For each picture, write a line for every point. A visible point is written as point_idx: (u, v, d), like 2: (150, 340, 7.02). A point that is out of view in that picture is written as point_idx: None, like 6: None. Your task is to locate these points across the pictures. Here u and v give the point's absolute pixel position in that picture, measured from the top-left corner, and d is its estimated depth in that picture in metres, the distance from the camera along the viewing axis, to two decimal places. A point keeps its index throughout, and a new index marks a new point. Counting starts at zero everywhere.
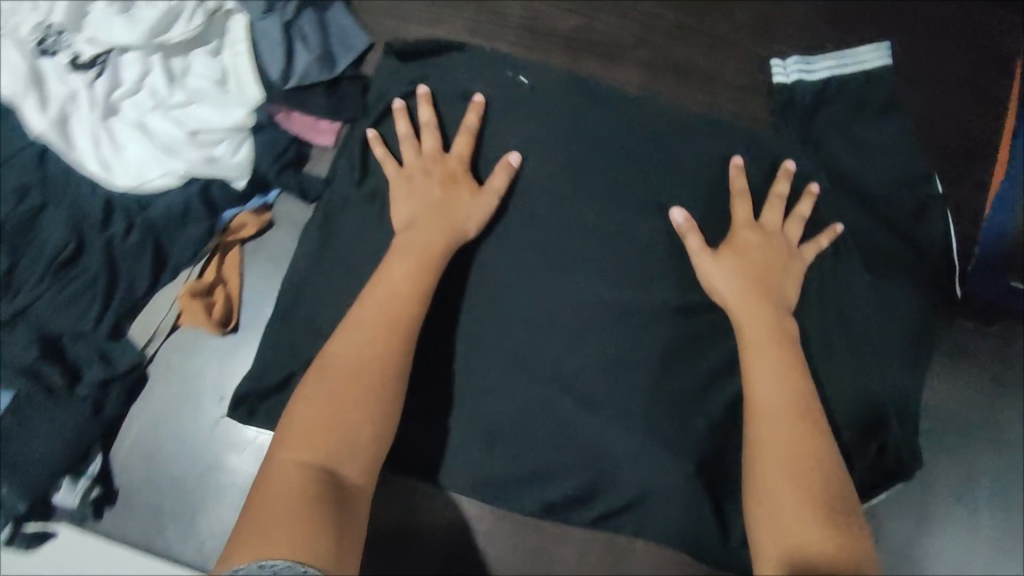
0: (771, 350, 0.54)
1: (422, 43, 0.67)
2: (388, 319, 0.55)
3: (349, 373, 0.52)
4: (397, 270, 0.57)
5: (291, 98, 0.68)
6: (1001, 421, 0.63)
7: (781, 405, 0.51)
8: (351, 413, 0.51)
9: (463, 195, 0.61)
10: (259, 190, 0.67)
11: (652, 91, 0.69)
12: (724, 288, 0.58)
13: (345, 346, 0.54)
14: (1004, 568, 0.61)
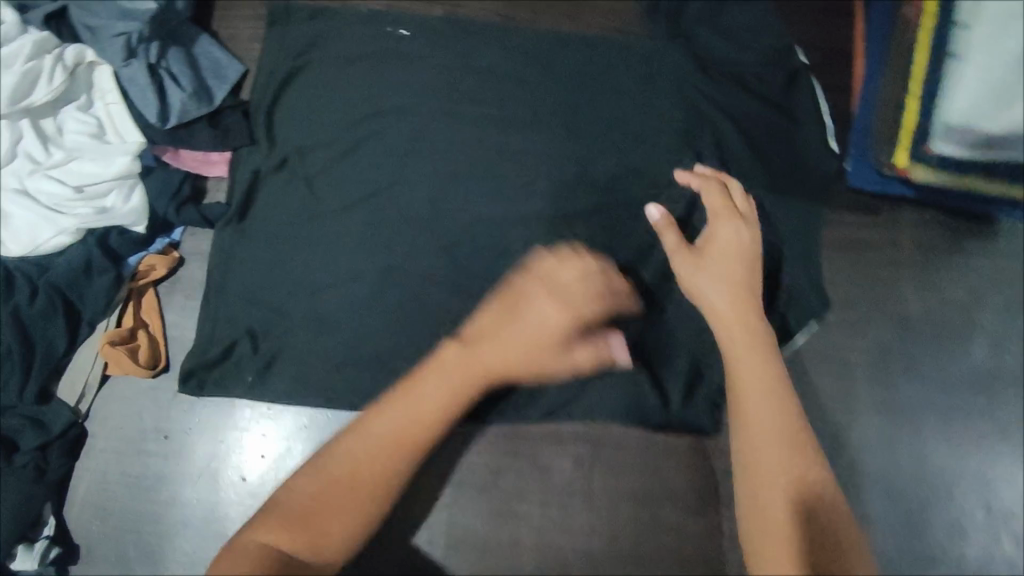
0: (754, 354, 0.55)
1: (305, 37, 0.74)
2: (418, 435, 0.52)
3: (361, 472, 0.51)
4: (428, 390, 0.54)
5: (175, 136, 0.68)
6: (901, 247, 0.69)
7: (765, 386, 0.53)
8: (357, 484, 0.50)
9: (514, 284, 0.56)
10: (162, 230, 0.67)
11: (527, 39, 0.74)
12: (708, 293, 0.60)
13: (371, 455, 0.51)
14: (943, 379, 0.66)
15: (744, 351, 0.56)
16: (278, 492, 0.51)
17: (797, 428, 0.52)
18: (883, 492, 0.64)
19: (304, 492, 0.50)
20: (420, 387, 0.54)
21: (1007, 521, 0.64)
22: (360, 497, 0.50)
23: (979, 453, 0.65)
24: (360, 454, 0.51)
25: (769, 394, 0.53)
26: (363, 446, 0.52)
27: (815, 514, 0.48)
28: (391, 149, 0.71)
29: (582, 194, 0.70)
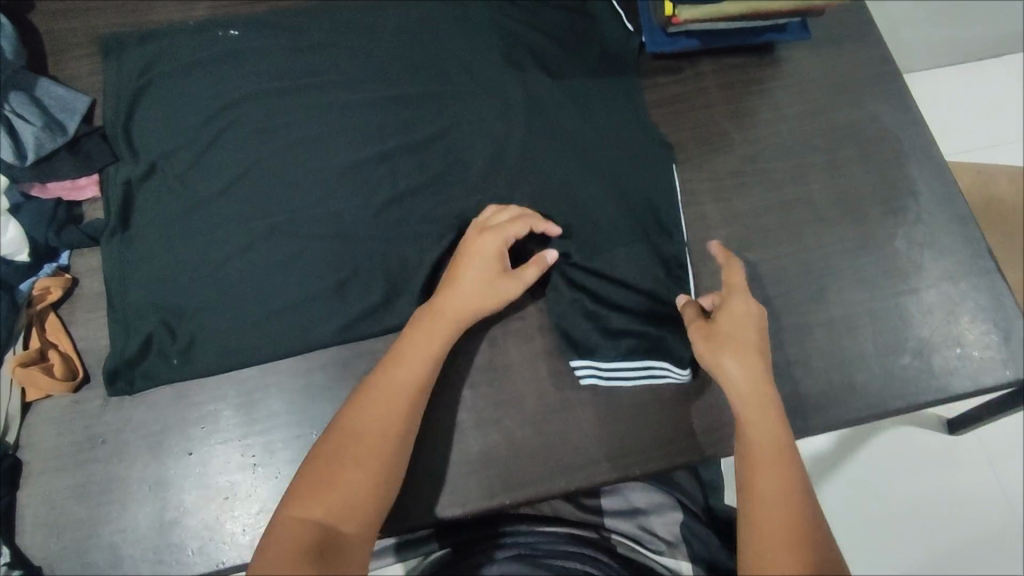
0: (769, 440, 0.60)
1: (140, 57, 0.78)
2: (402, 388, 0.61)
3: (364, 444, 0.58)
4: (413, 357, 0.63)
5: (39, 171, 0.71)
6: (706, 94, 0.82)
7: (768, 424, 0.61)
8: (368, 460, 0.57)
9: (481, 272, 0.66)
10: (47, 257, 0.70)
11: (348, 9, 0.82)
12: (734, 373, 0.63)
13: (376, 410, 0.60)
14: (773, 184, 0.78)
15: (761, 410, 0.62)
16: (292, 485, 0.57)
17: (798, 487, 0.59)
18: (753, 284, 0.74)
19: (321, 468, 0.57)
20: (411, 347, 0.63)
21: (861, 276, 0.74)
22: (373, 458, 0.57)
23: (819, 231, 0.76)
24: (363, 414, 0.59)
25: (776, 445, 0.60)
26: (366, 407, 0.60)
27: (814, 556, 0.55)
28: (250, 128, 0.76)
29: (432, 123, 0.78)
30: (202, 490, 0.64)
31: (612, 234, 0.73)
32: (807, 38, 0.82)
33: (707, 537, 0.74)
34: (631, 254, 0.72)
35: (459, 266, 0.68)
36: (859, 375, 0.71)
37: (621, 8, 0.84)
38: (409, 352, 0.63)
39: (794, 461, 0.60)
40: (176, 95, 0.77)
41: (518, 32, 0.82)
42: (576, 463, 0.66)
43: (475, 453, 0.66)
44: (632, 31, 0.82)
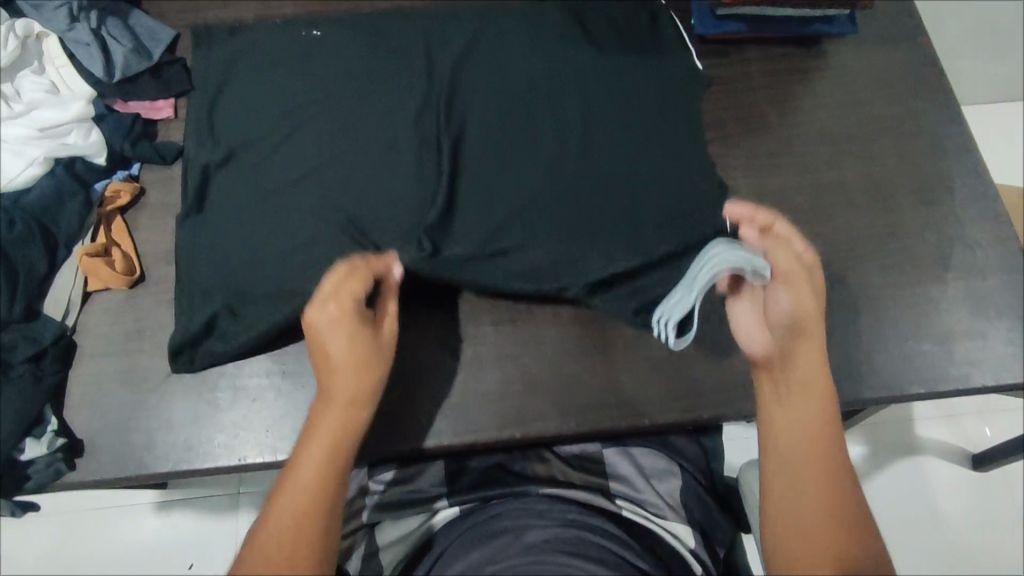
0: (807, 403, 0.61)
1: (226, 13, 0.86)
2: (320, 466, 0.58)
3: (296, 532, 0.56)
4: (315, 440, 0.60)
5: (124, 90, 0.78)
6: (749, 80, 0.85)
7: (813, 412, 0.60)
8: (302, 551, 0.55)
9: (351, 338, 0.62)
10: (120, 164, 0.76)
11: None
12: (800, 338, 0.63)
13: (292, 508, 0.57)
14: (808, 170, 0.80)
15: (803, 387, 0.61)
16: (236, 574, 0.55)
17: (832, 453, 0.59)
18: None
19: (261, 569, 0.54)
20: (315, 429, 0.60)
21: (887, 263, 0.75)
22: (306, 547, 0.56)
23: (849, 217, 0.77)
24: (277, 519, 0.56)
25: (815, 407, 0.61)
26: (281, 511, 0.57)
27: (841, 522, 0.55)
28: (316, 73, 0.82)
29: (483, 83, 0.82)
30: (234, 390, 0.68)
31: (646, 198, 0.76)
32: (852, 31, 0.85)
33: (704, 497, 0.73)
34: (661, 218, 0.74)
35: (321, 349, 0.62)
36: (877, 357, 0.71)
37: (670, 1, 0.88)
38: (311, 448, 0.59)
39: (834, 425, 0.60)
40: (254, 34, 0.83)
41: (574, 5, 0.86)
42: (590, 407, 0.68)
43: (493, 385, 0.69)
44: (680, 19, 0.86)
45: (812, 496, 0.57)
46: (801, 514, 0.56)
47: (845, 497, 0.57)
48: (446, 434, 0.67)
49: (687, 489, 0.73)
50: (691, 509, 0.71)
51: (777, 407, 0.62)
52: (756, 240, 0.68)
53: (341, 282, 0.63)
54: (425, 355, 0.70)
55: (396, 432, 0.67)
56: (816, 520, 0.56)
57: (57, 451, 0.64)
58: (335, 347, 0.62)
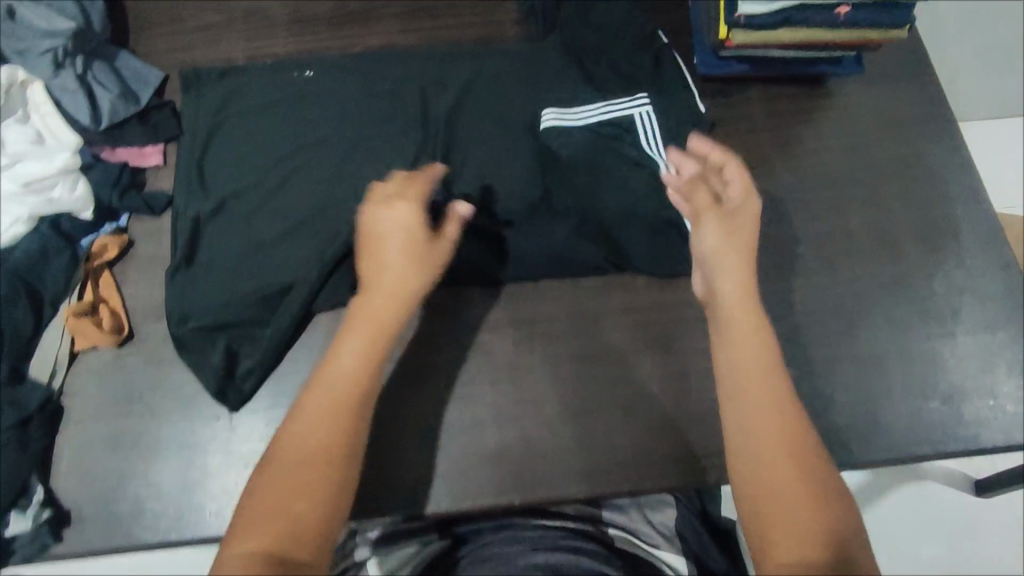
0: (744, 332, 0.57)
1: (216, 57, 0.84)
2: (347, 381, 0.54)
3: (317, 450, 0.51)
4: (346, 351, 0.56)
5: (110, 136, 0.76)
6: (754, 123, 0.83)
7: (758, 371, 0.55)
8: (321, 475, 0.50)
9: (405, 226, 0.60)
10: (108, 217, 0.74)
11: (413, 27, 0.87)
12: (728, 282, 0.59)
13: (320, 425, 0.52)
14: (813, 217, 0.78)
15: (738, 327, 0.57)
16: (247, 497, 0.50)
17: (787, 409, 0.54)
18: (783, 312, 0.73)
19: (274, 491, 0.49)
20: (348, 331, 0.57)
21: (894, 315, 0.73)
22: (325, 461, 0.51)
23: (855, 267, 0.76)
24: (305, 428, 0.52)
25: (760, 358, 0.56)
26: (310, 419, 0.52)
27: (821, 499, 0.49)
28: (308, 117, 0.80)
29: (479, 126, 0.80)
30: (226, 455, 0.68)
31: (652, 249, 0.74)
32: (860, 71, 0.82)
33: (701, 529, 0.73)
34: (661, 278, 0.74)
35: (376, 254, 0.60)
36: (884, 414, 0.70)
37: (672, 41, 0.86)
38: (342, 350, 0.56)
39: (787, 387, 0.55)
40: (246, 76, 0.81)
41: (573, 44, 0.84)
42: (589, 469, 0.67)
43: (491, 448, 0.67)
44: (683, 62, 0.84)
45: (783, 467, 0.51)
46: (780, 491, 0.50)
47: (819, 467, 0.51)
48: (443, 498, 0.66)
49: (683, 519, 0.74)
50: (688, 539, 0.72)
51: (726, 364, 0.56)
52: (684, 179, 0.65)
53: (395, 192, 0.61)
54: (421, 416, 0.68)
55: (389, 500, 0.66)
56: (793, 494, 0.49)
57: (43, 525, 0.63)
58: (383, 249, 0.59)
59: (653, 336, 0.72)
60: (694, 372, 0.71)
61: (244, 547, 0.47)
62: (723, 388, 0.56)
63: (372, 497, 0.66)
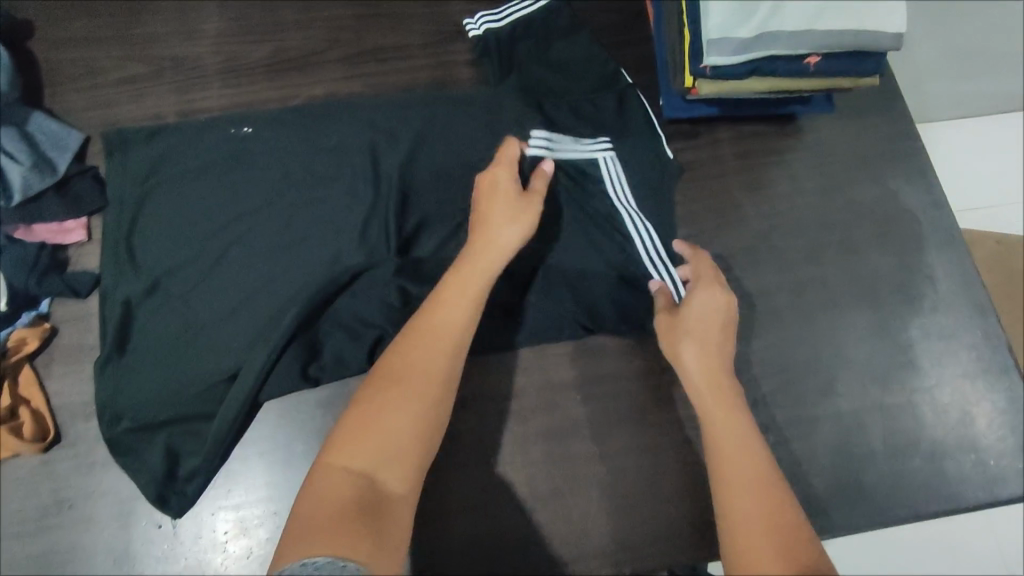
0: (722, 415, 0.58)
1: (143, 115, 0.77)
2: (452, 318, 0.57)
3: (416, 375, 0.54)
4: (451, 288, 0.59)
5: (24, 212, 0.68)
6: (725, 167, 0.79)
7: (743, 447, 0.56)
8: (417, 400, 0.53)
9: (504, 185, 0.64)
10: (26, 304, 0.67)
11: (360, 72, 0.81)
12: (693, 370, 0.60)
13: (428, 356, 0.55)
14: (789, 267, 0.75)
15: (724, 413, 0.58)
16: (354, 410, 0.53)
17: (771, 484, 0.54)
18: (762, 372, 0.70)
19: (371, 410, 0.52)
20: (457, 268, 0.60)
21: (874, 370, 0.71)
22: (421, 390, 0.54)
23: (834, 320, 0.73)
24: (417, 354, 0.55)
25: (744, 436, 0.57)
26: (418, 347, 0.55)
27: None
28: (249, 180, 0.73)
29: (435, 183, 0.75)
30: (169, 565, 0.63)
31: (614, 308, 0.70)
32: (830, 110, 0.79)
33: None
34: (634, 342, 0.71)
35: (484, 203, 0.64)
36: (866, 477, 0.68)
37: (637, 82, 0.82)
38: (450, 285, 0.59)
39: (770, 463, 0.55)
40: (178, 135, 0.75)
41: (531, 89, 0.79)
42: (564, 554, 0.65)
43: (461, 539, 0.65)
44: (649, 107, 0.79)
45: (764, 545, 0.50)
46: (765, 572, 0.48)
47: (806, 544, 0.50)
48: None
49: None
50: None
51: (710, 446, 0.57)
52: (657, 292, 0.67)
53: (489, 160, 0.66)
54: None
55: None
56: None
57: None
58: (491, 195, 0.63)
59: (627, 406, 0.70)
60: (669, 442, 0.69)
61: (341, 461, 0.50)
62: (717, 512, 0.54)
63: None
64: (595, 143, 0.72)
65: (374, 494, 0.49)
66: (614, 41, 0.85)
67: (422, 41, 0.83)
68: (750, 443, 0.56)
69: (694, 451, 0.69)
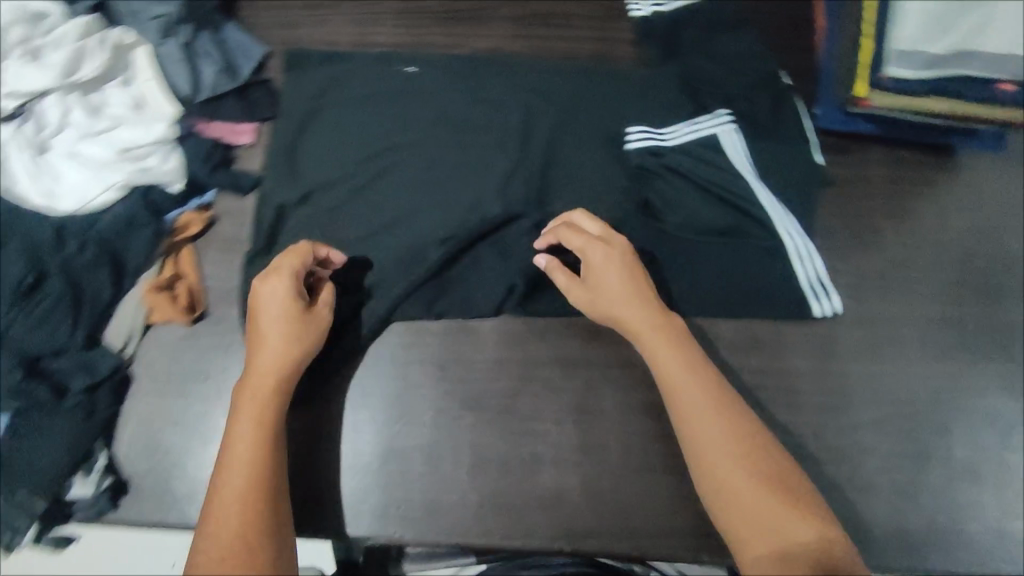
0: (694, 395, 0.60)
1: (320, 39, 0.82)
2: (236, 467, 0.55)
3: (212, 522, 0.53)
4: (239, 434, 0.57)
5: (205, 110, 0.75)
6: (871, 187, 0.78)
7: (713, 414, 0.59)
8: (243, 527, 0.52)
9: (296, 312, 0.62)
10: (194, 191, 0.73)
11: (524, 35, 0.85)
12: (623, 317, 0.65)
13: (222, 505, 0.54)
14: (919, 300, 0.73)
15: (692, 387, 0.61)
16: (214, 496, 0.54)
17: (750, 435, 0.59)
18: (874, 396, 0.70)
19: (227, 531, 0.52)
20: (244, 409, 0.58)
21: (993, 421, 0.69)
22: (232, 523, 0.53)
23: (958, 362, 0.71)
24: (228, 483, 0.55)
25: (716, 410, 0.59)
26: (223, 479, 0.55)
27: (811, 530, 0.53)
28: (409, 116, 0.78)
29: (577, 152, 0.79)
30: None
31: (738, 284, 0.73)
32: (995, 149, 0.77)
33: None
34: (745, 343, 0.73)
35: (258, 344, 0.61)
36: (968, 526, 0.66)
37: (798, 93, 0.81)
38: (235, 436, 0.57)
39: (744, 416, 0.60)
40: (352, 65, 0.81)
41: (688, 78, 0.82)
42: (645, 529, 0.65)
43: (549, 490, 0.66)
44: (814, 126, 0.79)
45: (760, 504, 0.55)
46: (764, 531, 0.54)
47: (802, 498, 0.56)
48: (494, 534, 0.65)
49: None
50: None
51: (685, 426, 0.60)
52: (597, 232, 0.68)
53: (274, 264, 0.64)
54: (482, 443, 0.67)
55: (439, 525, 0.65)
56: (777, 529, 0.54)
57: (103, 493, 0.63)
58: (261, 347, 0.61)
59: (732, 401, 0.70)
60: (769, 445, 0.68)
61: None
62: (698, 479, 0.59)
63: (425, 517, 0.65)
64: (710, 119, 0.78)
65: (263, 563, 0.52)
66: (779, 45, 0.84)
67: (587, 14, 0.86)
68: (720, 416, 0.59)
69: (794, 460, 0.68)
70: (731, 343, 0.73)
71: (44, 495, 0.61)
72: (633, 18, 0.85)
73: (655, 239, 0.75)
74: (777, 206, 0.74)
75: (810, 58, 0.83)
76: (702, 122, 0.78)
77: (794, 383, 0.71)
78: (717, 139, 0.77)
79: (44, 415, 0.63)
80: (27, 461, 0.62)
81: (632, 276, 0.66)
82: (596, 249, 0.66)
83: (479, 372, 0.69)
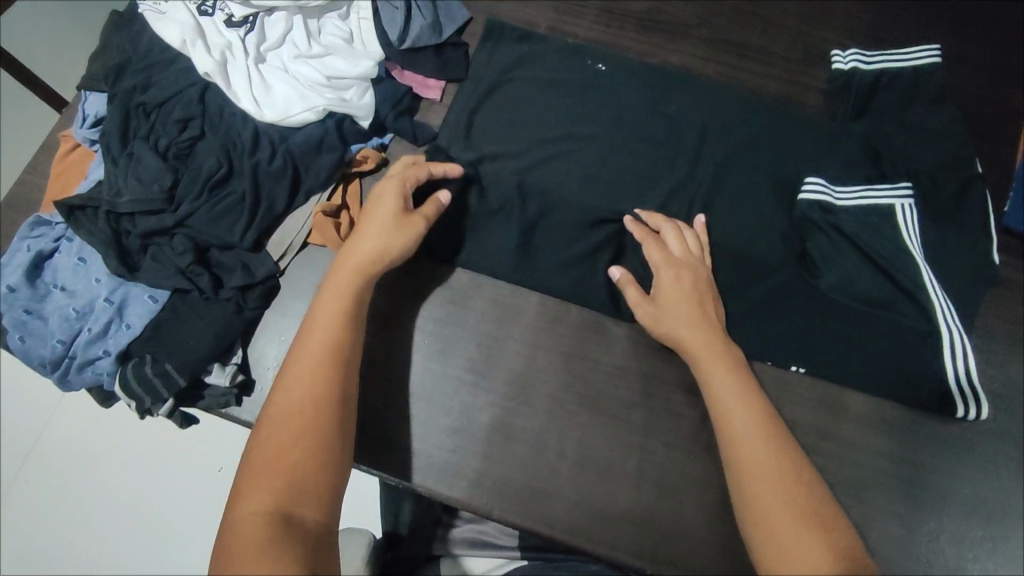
0: (737, 401, 0.60)
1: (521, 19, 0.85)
2: (307, 376, 0.57)
3: (278, 422, 0.55)
4: (309, 347, 0.59)
5: (405, 58, 0.77)
6: None
7: (754, 421, 0.59)
8: (308, 436, 0.54)
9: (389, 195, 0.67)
10: (377, 131, 0.76)
11: (718, 60, 0.85)
12: (681, 332, 0.65)
13: (287, 413, 0.56)
14: None
15: (741, 392, 0.61)
16: (300, 345, 0.60)
17: (787, 452, 0.58)
18: (998, 513, 0.67)
19: (285, 440, 0.54)
20: (314, 325, 0.60)
21: None
22: (298, 429, 0.55)
23: None
24: (293, 392, 0.57)
25: (758, 419, 0.59)
26: (289, 386, 0.57)
27: (843, 556, 0.52)
28: (589, 110, 0.79)
29: (746, 186, 0.77)
30: (396, 395, 0.69)
31: (884, 362, 0.70)
32: None
33: None
34: (874, 421, 0.70)
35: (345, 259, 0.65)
36: None
37: (988, 188, 0.79)
38: (304, 346, 0.59)
39: (783, 433, 0.59)
40: (543, 49, 0.82)
41: (877, 140, 0.78)
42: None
43: (647, 509, 0.64)
44: (999, 226, 0.77)
45: (790, 519, 0.54)
46: (794, 550, 0.52)
47: (832, 522, 0.54)
48: (580, 534, 0.64)
49: None
50: None
51: (725, 433, 0.60)
52: (673, 242, 0.70)
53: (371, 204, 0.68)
54: (591, 445, 0.67)
55: (531, 509, 0.65)
56: (807, 548, 0.52)
57: (235, 387, 0.67)
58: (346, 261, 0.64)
59: (848, 476, 0.68)
60: (877, 530, 0.66)
61: (260, 493, 0.51)
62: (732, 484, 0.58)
63: (519, 498, 0.65)
64: (891, 189, 0.75)
65: (294, 512, 0.51)
66: (981, 134, 0.81)
67: (785, 54, 0.85)
68: (761, 424, 0.59)
69: (897, 552, 0.65)
70: (860, 418, 0.70)
71: (184, 375, 0.64)
72: (833, 69, 0.84)
73: (806, 295, 0.73)
74: (941, 296, 0.70)
75: (1010, 153, 0.80)
76: (884, 188, 0.75)
77: (917, 476, 0.68)
78: (894, 210, 0.74)
79: (202, 301, 0.67)
80: (177, 339, 0.65)
81: (692, 291, 0.66)
82: (661, 260, 0.68)
83: (601, 371, 0.70)
